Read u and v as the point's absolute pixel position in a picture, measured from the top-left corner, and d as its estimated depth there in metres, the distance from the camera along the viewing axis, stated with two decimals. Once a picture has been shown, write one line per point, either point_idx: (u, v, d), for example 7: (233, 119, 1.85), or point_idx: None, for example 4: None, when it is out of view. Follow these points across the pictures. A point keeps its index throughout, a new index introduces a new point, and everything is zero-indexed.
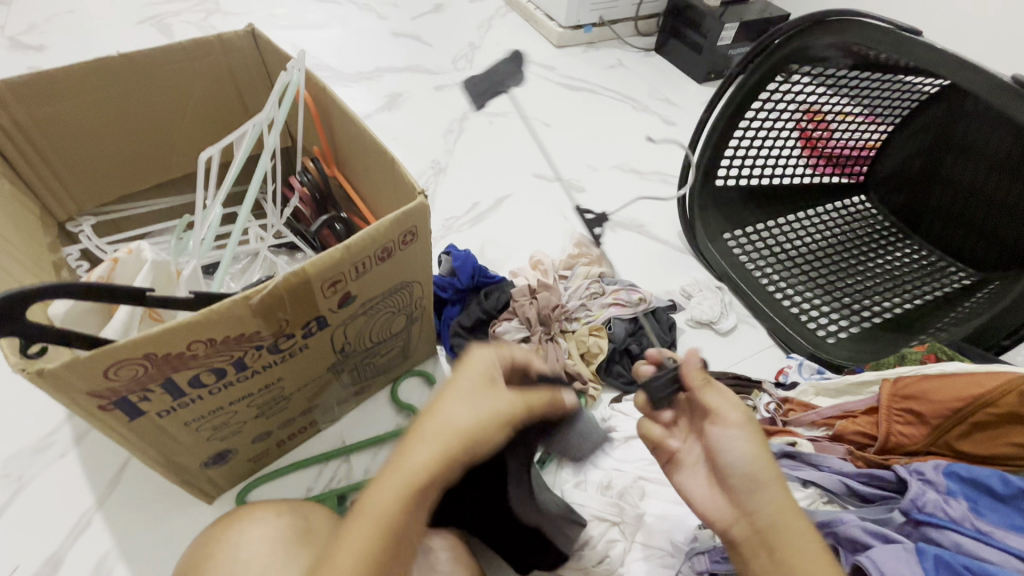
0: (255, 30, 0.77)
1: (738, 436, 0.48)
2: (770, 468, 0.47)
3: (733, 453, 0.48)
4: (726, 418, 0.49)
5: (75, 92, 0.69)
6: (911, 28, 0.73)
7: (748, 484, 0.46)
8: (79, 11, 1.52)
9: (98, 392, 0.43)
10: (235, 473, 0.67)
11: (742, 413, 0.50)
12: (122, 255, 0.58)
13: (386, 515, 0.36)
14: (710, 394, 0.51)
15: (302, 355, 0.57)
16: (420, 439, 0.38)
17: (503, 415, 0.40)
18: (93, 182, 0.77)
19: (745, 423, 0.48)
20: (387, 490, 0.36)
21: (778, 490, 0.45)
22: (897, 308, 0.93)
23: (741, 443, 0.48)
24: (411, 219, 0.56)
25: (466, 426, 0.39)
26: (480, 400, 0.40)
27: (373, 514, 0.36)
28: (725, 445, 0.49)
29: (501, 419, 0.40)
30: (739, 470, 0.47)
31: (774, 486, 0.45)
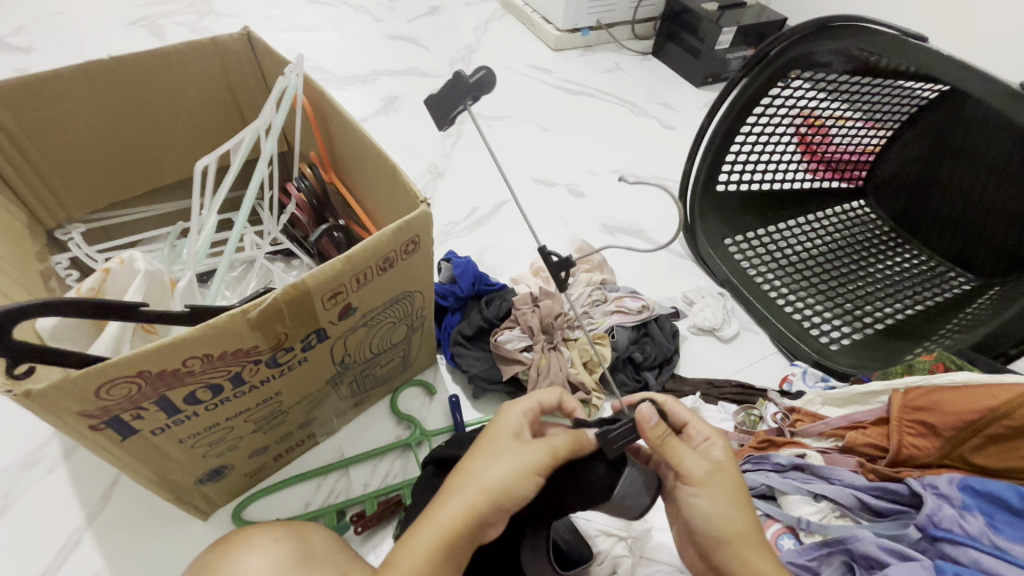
0: (251, 33, 0.75)
1: (703, 495, 0.46)
2: (737, 526, 0.45)
3: (698, 511, 0.46)
4: (692, 477, 0.46)
5: (63, 96, 0.67)
6: (916, 34, 0.72)
7: (715, 543, 0.46)
8: (68, 12, 1.49)
9: (88, 412, 0.41)
10: (231, 489, 0.65)
11: (712, 465, 0.47)
12: (113, 266, 0.55)
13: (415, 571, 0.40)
14: (675, 448, 0.47)
15: (301, 368, 0.55)
16: (451, 499, 0.43)
17: (527, 468, 0.44)
18: (83, 189, 0.75)
19: (707, 486, 0.45)
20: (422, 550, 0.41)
21: (741, 552, 0.44)
22: (899, 314, 0.93)
23: (704, 502, 0.46)
24: (413, 228, 0.54)
25: (496, 482, 0.43)
26: (506, 455, 0.45)
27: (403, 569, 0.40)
28: (691, 505, 0.46)
29: (527, 471, 0.44)
30: (706, 527, 0.46)
31: (738, 546, 0.45)
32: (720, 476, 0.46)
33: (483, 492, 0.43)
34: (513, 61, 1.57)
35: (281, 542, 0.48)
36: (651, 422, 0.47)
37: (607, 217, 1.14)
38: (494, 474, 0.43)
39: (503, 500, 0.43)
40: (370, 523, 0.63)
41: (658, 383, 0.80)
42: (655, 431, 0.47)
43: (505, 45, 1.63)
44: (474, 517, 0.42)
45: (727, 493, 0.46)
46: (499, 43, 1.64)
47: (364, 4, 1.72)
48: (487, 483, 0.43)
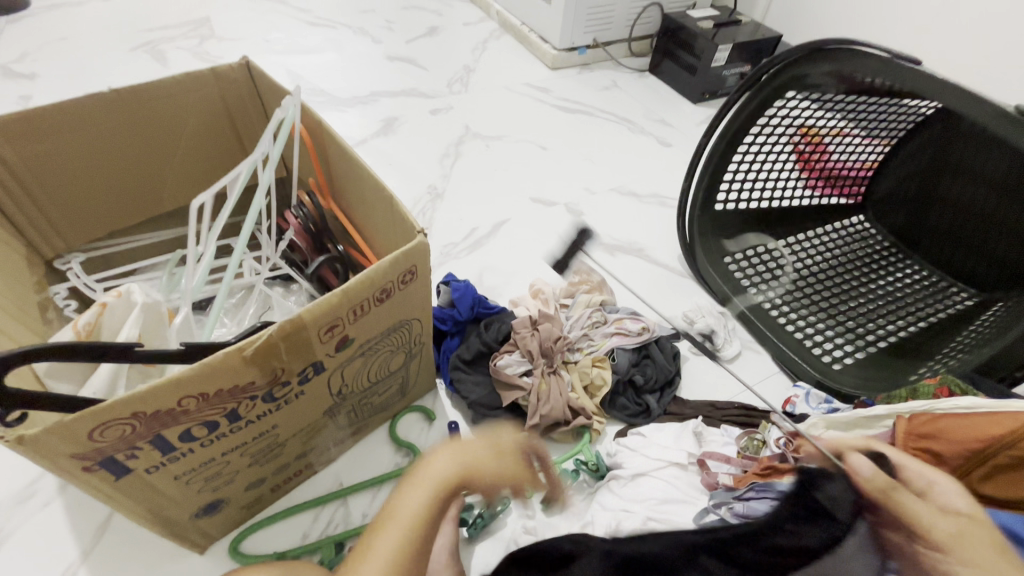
0: (251, 63, 0.76)
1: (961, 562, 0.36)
2: None
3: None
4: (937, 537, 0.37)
5: (63, 127, 0.67)
6: (909, 57, 0.72)
7: None
8: (71, 38, 1.51)
9: (82, 454, 0.41)
10: (228, 521, 0.64)
11: (959, 524, 0.38)
12: (110, 299, 0.55)
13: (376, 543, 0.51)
14: (906, 502, 0.40)
15: (298, 401, 0.55)
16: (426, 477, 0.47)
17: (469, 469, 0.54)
18: (83, 220, 0.75)
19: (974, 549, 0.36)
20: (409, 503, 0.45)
21: None
22: (901, 332, 0.92)
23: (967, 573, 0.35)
24: (411, 259, 0.54)
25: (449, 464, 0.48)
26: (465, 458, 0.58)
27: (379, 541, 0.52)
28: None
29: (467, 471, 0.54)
30: None
31: None
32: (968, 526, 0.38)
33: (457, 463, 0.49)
34: (511, 81, 1.58)
35: None
36: (862, 473, 0.43)
37: (606, 236, 1.14)
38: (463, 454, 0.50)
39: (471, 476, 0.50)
40: None
41: (660, 407, 0.79)
42: (873, 483, 0.42)
43: (503, 64, 1.65)
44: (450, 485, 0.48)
45: (983, 539, 0.38)
46: (497, 62, 1.66)
47: (364, 26, 1.74)
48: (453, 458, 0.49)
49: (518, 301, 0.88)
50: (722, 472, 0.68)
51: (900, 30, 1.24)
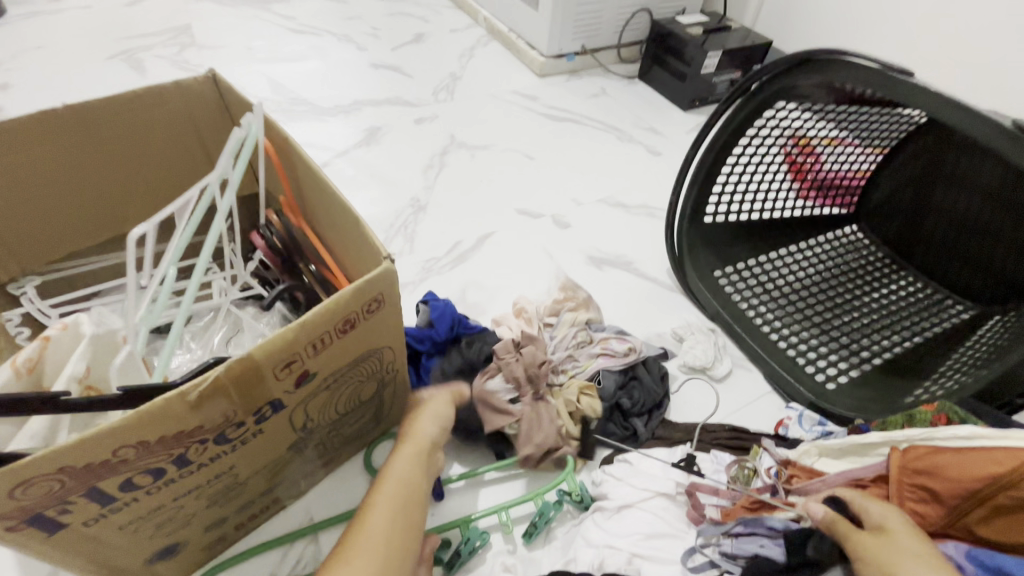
0: (217, 75, 0.72)
1: None
2: None
3: None
4: None
5: (14, 147, 0.64)
6: (900, 68, 0.69)
7: None
8: (47, 47, 1.48)
9: (3, 514, 0.37)
10: (188, 564, 0.60)
11: None
12: (54, 331, 0.52)
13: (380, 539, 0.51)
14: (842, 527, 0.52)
15: (256, 441, 0.51)
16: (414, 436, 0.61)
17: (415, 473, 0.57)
18: (39, 242, 0.72)
19: None
20: (406, 465, 0.57)
21: None
22: (896, 348, 0.90)
23: None
24: (377, 287, 0.51)
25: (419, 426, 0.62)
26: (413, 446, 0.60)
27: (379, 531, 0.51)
28: None
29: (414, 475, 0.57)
30: None
31: None
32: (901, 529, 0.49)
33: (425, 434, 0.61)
34: (498, 88, 1.56)
35: None
36: None
37: (593, 249, 1.11)
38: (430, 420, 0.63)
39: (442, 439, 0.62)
40: None
41: (647, 431, 0.75)
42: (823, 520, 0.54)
43: (490, 72, 1.62)
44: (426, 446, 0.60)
45: (907, 552, 0.47)
46: (484, 69, 1.63)
47: (349, 33, 1.71)
48: (422, 425, 0.62)
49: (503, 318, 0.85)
50: (711, 504, 0.64)
51: (892, 36, 1.22)
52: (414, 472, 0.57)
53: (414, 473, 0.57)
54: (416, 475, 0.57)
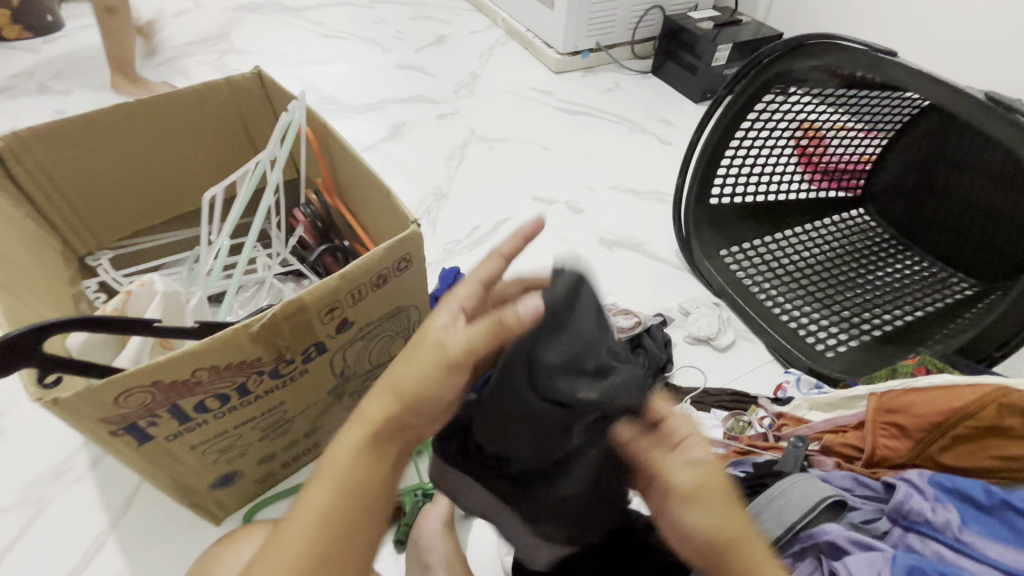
0: (262, 72, 0.82)
1: None
2: None
3: None
4: None
5: (95, 135, 0.74)
6: (885, 49, 0.74)
7: None
8: (103, 56, 1.61)
9: (110, 419, 0.46)
10: (243, 494, 0.69)
11: None
12: (134, 288, 0.61)
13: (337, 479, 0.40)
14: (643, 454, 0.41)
15: (303, 379, 0.60)
16: (377, 393, 0.41)
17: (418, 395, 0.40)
18: (112, 221, 0.82)
19: None
20: (349, 443, 0.41)
21: None
22: (897, 320, 0.93)
23: None
24: (405, 247, 0.59)
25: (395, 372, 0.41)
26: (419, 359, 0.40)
27: (327, 472, 0.41)
28: None
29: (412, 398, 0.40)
30: None
31: None
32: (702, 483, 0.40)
33: (390, 390, 0.40)
34: (515, 85, 1.63)
35: None
36: None
37: (605, 231, 1.17)
38: (406, 374, 0.40)
39: (415, 402, 0.40)
40: None
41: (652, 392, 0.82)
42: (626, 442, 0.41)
43: (508, 70, 1.70)
44: (385, 418, 0.40)
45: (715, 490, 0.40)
46: (501, 67, 1.71)
47: (375, 36, 1.81)
48: (395, 377, 0.40)
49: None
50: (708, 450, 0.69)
51: (899, 25, 1.25)
52: (354, 459, 0.40)
53: (356, 456, 0.40)
54: (352, 465, 0.40)
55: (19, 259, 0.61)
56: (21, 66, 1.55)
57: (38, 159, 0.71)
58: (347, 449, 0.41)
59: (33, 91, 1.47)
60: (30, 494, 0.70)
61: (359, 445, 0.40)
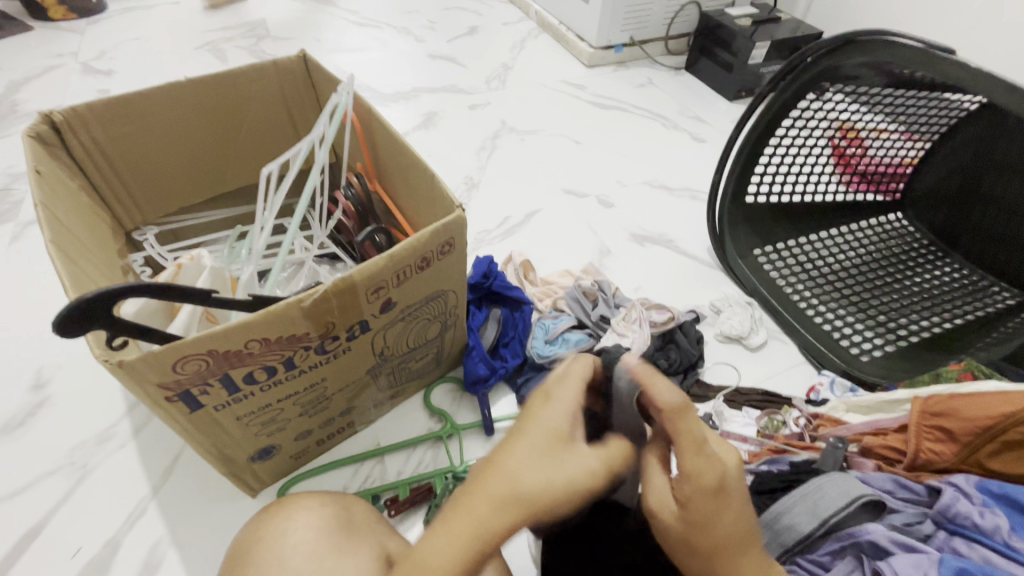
0: (307, 55, 0.83)
1: None
2: None
3: None
4: None
5: (147, 112, 0.76)
6: (942, 46, 0.73)
7: None
8: (142, 38, 1.64)
9: (167, 384, 0.47)
10: (279, 469, 0.70)
11: None
12: (184, 262, 0.64)
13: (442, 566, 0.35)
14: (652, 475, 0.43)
15: (345, 356, 0.61)
16: (490, 499, 0.37)
17: (577, 481, 0.38)
18: (158, 197, 0.84)
19: None
20: (450, 538, 0.35)
21: None
22: (936, 327, 0.91)
23: None
24: (449, 231, 0.59)
25: (500, 463, 0.38)
26: (557, 461, 0.39)
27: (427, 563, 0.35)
28: None
29: (573, 486, 0.38)
30: None
31: None
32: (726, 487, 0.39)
33: (509, 491, 0.37)
34: (547, 78, 1.62)
35: (326, 507, 0.54)
36: None
37: (636, 227, 1.16)
38: (534, 478, 0.37)
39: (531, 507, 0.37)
40: (403, 508, 0.68)
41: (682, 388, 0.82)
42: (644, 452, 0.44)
43: (540, 63, 1.69)
44: (509, 516, 0.36)
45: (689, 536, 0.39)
46: (534, 60, 1.70)
47: (407, 26, 1.82)
48: (516, 480, 0.37)
49: (540, 305, 0.89)
50: (741, 448, 0.71)
51: (948, 27, 1.22)
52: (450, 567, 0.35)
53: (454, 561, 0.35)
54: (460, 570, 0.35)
55: (77, 229, 0.64)
56: (66, 46, 1.59)
57: (94, 135, 0.73)
58: (446, 542, 0.36)
59: (77, 71, 1.50)
60: (75, 458, 0.72)
61: (474, 545, 0.35)
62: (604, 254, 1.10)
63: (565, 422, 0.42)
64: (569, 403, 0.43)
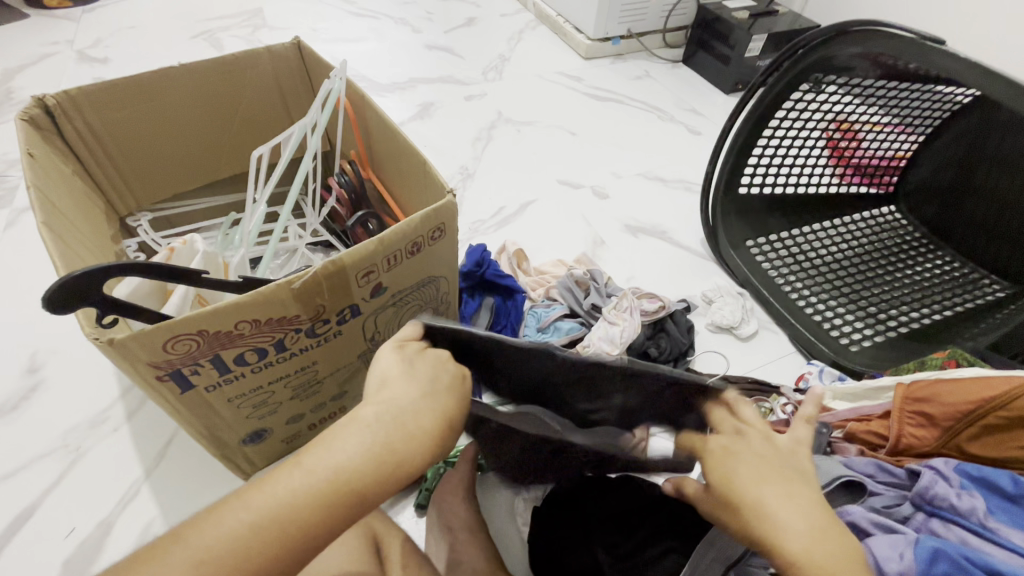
0: (301, 42, 0.83)
1: None
2: None
3: None
4: None
5: (140, 97, 0.76)
6: (934, 37, 0.73)
7: None
8: (139, 27, 1.64)
9: (158, 363, 0.48)
10: (271, 452, 0.71)
11: None
12: (177, 245, 0.64)
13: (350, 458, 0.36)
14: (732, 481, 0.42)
15: (336, 341, 0.62)
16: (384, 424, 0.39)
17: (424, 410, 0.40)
18: (152, 183, 0.85)
19: None
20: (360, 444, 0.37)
21: None
22: (925, 318, 0.92)
23: None
24: (440, 216, 0.59)
25: (406, 402, 0.40)
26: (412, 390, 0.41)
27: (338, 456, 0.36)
28: None
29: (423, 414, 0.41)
30: None
31: None
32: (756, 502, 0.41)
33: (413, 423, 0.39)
34: (544, 70, 1.62)
35: None
36: None
37: (630, 218, 1.17)
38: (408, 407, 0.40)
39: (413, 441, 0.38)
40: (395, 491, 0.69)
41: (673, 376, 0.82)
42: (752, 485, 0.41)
43: (537, 54, 1.69)
44: (409, 451, 0.38)
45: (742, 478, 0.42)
46: (531, 52, 1.70)
47: (405, 17, 1.81)
48: (416, 416, 0.39)
49: (533, 294, 0.90)
50: None
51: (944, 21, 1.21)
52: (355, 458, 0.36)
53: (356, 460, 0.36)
54: (366, 477, 0.35)
55: (69, 212, 0.64)
56: (62, 34, 1.58)
57: (87, 119, 0.73)
58: (359, 444, 0.36)
59: (72, 58, 1.50)
60: (69, 441, 0.73)
61: (385, 465, 0.36)
62: (598, 244, 1.10)
63: (453, 376, 0.44)
64: (459, 379, 0.44)
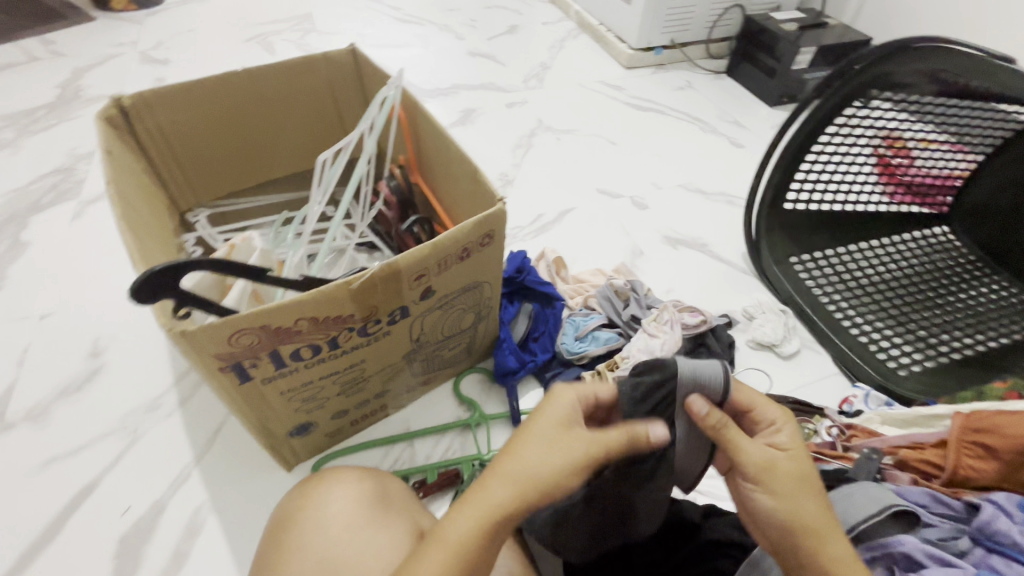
0: (356, 49, 0.85)
1: None
2: None
3: None
4: None
5: (204, 98, 0.80)
6: (1005, 55, 0.71)
7: None
8: (197, 30, 1.71)
9: (222, 355, 0.50)
10: (315, 446, 0.73)
11: None
12: (238, 242, 0.69)
13: (468, 535, 0.38)
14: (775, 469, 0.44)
15: (384, 340, 0.63)
16: (505, 476, 0.40)
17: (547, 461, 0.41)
18: (210, 181, 0.88)
19: None
20: (471, 517, 0.38)
21: None
22: (980, 345, 0.88)
23: None
24: (490, 223, 0.60)
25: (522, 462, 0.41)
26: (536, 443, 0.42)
27: (452, 539, 0.38)
28: None
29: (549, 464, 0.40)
30: None
31: None
32: (783, 466, 0.44)
33: (528, 477, 0.40)
34: (586, 78, 1.63)
35: (363, 481, 0.56)
36: None
37: (670, 229, 1.16)
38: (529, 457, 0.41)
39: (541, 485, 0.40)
40: (432, 491, 0.70)
41: None
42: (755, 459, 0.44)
43: (578, 63, 1.70)
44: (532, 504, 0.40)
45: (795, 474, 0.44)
46: (572, 60, 1.71)
47: (449, 23, 1.84)
48: (536, 469, 0.40)
49: (572, 302, 0.90)
50: None
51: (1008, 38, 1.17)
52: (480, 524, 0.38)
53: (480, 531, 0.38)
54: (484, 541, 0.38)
55: (139, 206, 0.67)
56: (126, 36, 1.67)
57: (157, 118, 0.77)
58: (469, 520, 0.38)
59: (136, 59, 1.58)
60: (127, 423, 0.76)
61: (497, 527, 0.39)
62: (637, 255, 1.10)
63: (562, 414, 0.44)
64: (564, 415, 0.44)
